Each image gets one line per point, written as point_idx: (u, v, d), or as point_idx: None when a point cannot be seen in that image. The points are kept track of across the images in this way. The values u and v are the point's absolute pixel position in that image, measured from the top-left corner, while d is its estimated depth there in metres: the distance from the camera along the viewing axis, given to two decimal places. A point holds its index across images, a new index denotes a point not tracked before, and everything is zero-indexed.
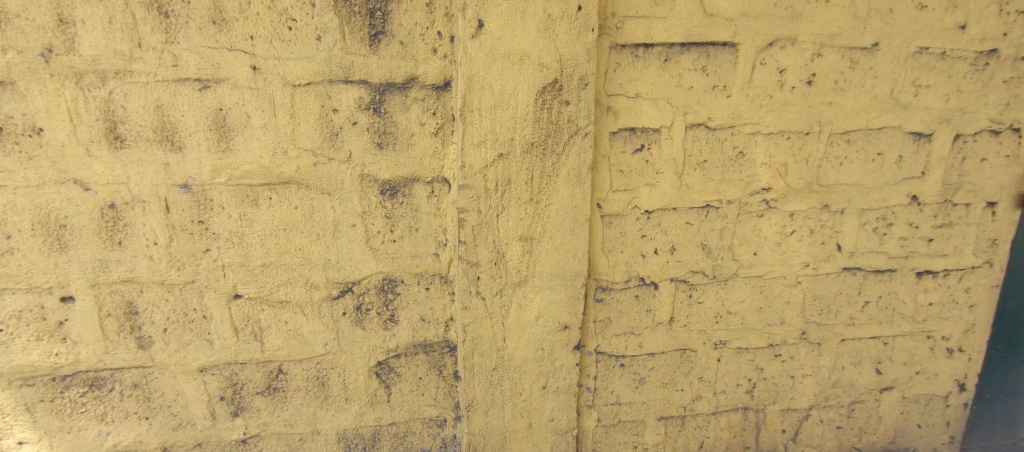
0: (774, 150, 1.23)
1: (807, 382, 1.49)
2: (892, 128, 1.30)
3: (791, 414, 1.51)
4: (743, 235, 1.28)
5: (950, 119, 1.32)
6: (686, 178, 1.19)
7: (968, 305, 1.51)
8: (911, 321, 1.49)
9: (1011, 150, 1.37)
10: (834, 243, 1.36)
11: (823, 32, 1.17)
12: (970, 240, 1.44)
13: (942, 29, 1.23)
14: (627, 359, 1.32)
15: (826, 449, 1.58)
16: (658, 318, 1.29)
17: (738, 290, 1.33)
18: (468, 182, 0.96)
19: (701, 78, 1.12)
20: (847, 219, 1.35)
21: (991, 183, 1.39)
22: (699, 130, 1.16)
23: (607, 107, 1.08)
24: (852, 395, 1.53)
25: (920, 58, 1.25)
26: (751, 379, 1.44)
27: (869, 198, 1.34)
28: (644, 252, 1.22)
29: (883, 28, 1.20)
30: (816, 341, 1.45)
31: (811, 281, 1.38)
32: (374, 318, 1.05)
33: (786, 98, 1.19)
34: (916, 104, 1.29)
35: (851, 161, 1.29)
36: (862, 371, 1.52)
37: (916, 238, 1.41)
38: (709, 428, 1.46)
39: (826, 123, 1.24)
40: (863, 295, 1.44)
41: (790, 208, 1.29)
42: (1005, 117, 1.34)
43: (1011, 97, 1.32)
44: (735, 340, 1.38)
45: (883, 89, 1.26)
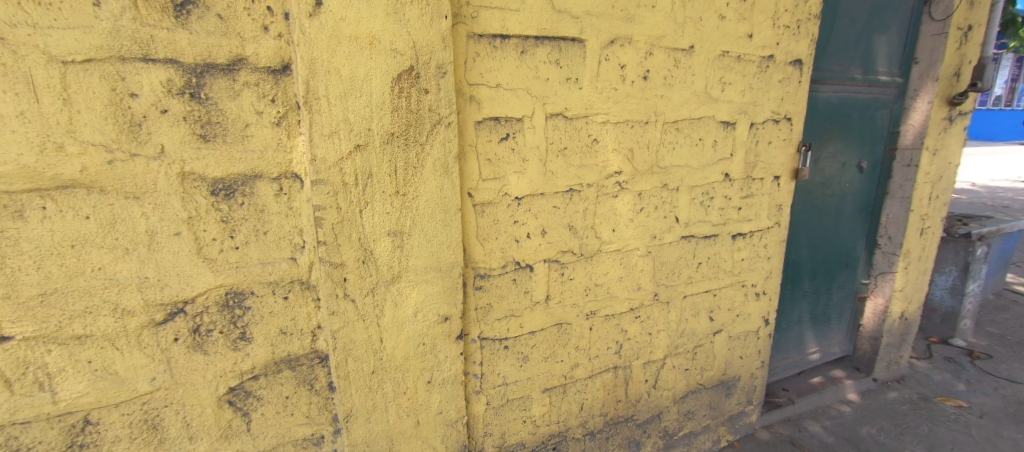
0: (622, 137, 1.39)
1: (661, 336, 1.75)
2: (707, 118, 1.56)
3: (651, 365, 1.76)
4: (602, 215, 1.43)
5: (746, 111, 1.65)
6: (549, 165, 1.27)
7: (766, 257, 1.92)
8: (730, 275, 1.85)
9: (786, 135, 1.78)
10: (673, 216, 1.61)
11: (652, 34, 1.35)
12: (765, 207, 1.83)
13: (736, 37, 1.54)
14: (511, 340, 1.37)
15: (678, 389, 1.88)
16: (535, 297, 1.38)
17: (603, 264, 1.49)
18: (323, 177, 0.90)
19: (556, 70, 1.20)
20: (681, 195, 1.60)
21: (775, 160, 1.79)
22: (558, 119, 1.24)
23: (469, 96, 1.10)
24: (694, 341, 1.85)
25: (723, 60, 1.53)
26: (618, 342, 1.63)
27: (696, 177, 1.61)
28: (517, 237, 1.28)
29: (695, 33, 1.44)
30: (665, 301, 1.70)
31: (658, 250, 1.61)
32: (219, 339, 0.91)
33: (628, 91, 1.35)
34: (723, 98, 1.58)
35: (681, 146, 1.53)
36: (700, 320, 1.83)
37: (729, 207, 1.74)
38: (587, 391, 1.61)
39: (660, 113, 1.45)
40: (696, 257, 1.73)
41: (638, 188, 1.48)
42: (782, 109, 1.73)
43: (783, 93, 1.71)
44: (603, 309, 1.54)
45: (700, 85, 1.51)
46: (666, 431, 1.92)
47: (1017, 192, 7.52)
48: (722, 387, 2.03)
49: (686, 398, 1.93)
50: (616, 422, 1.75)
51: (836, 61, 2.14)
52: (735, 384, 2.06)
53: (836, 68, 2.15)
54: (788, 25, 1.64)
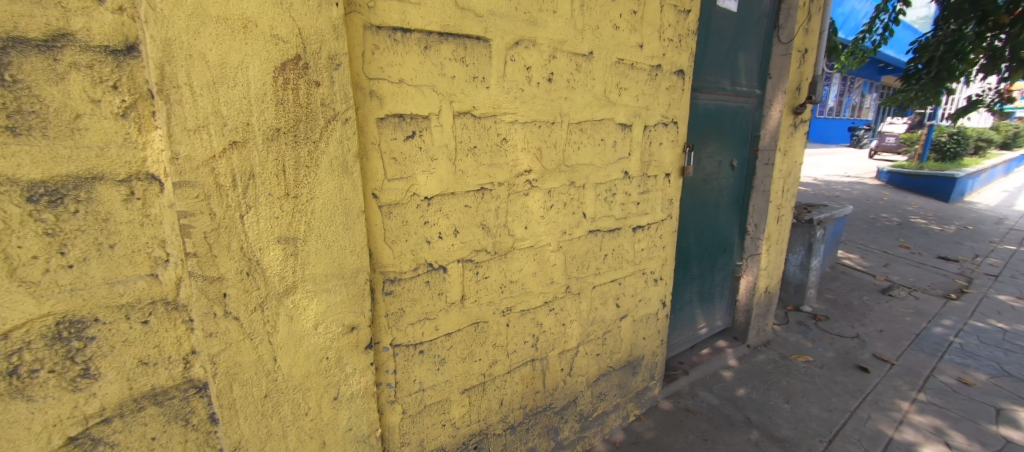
0: (530, 136, 1.42)
1: (574, 326, 1.83)
2: (607, 120, 1.68)
3: (566, 354, 1.84)
4: (515, 212, 1.45)
5: (640, 114, 1.80)
6: (459, 164, 1.25)
7: (661, 246, 2.12)
8: (632, 264, 2.01)
9: (674, 136, 1.99)
10: (580, 211, 1.69)
11: (555, 38, 1.40)
12: (659, 201, 2.02)
13: (629, 46, 1.67)
14: (426, 345, 1.33)
15: (591, 374, 2.00)
16: (450, 298, 1.35)
17: (516, 260, 1.51)
18: (190, 179, 0.78)
19: (462, 68, 1.19)
20: (587, 192, 1.69)
21: (666, 159, 1.99)
22: (466, 118, 1.23)
23: (369, 91, 1.03)
24: (604, 327, 1.98)
25: (619, 66, 1.66)
26: (534, 335, 1.67)
27: (599, 174, 1.72)
28: (429, 238, 1.24)
29: (594, 40, 1.53)
30: (577, 292, 1.79)
31: (568, 245, 1.69)
32: (51, 379, 0.73)
33: (534, 92, 1.39)
34: (620, 101, 1.70)
35: (585, 145, 1.62)
36: (608, 307, 1.96)
37: (629, 203, 1.89)
38: (507, 386, 1.63)
39: (565, 114, 1.51)
40: (603, 249, 1.85)
41: (547, 186, 1.54)
42: (670, 113, 1.93)
43: (670, 99, 1.91)
44: (519, 304, 1.57)
45: (599, 88, 1.61)
46: (582, 414, 2.03)
47: (844, 185, 9.32)
48: (629, 367, 2.20)
49: (598, 381, 2.06)
50: (535, 412, 1.80)
51: (711, 73, 2.44)
52: (640, 363, 2.25)
53: (710, 78, 2.45)
54: (672, 38, 1.83)
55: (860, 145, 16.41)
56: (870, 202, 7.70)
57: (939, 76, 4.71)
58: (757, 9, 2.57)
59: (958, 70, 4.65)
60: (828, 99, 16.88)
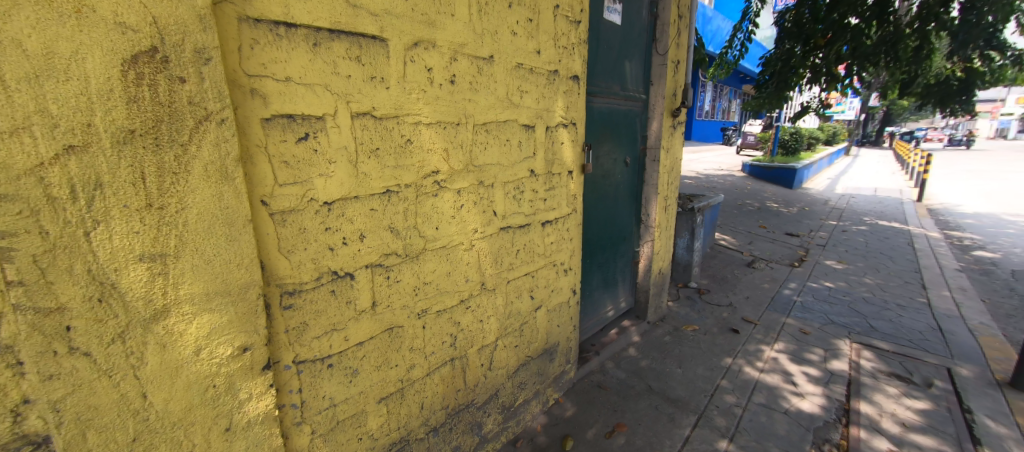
0: (436, 137, 1.41)
1: (492, 321, 1.88)
2: (511, 121, 1.75)
3: (485, 349, 1.88)
4: (423, 214, 1.43)
5: (541, 116, 1.90)
6: (361, 166, 1.20)
7: (569, 239, 2.26)
8: (543, 257, 2.11)
9: (574, 136, 2.13)
10: (490, 210, 1.74)
11: (455, 41, 1.42)
12: (563, 197, 2.16)
13: (526, 52, 1.76)
14: (335, 358, 1.25)
15: (509, 366, 2.06)
16: (359, 307, 1.29)
17: (429, 262, 1.50)
18: (8, 193, 0.65)
19: (358, 67, 1.14)
20: (495, 190, 1.74)
21: (567, 157, 2.12)
22: (366, 119, 1.18)
23: (249, 89, 0.95)
24: (520, 319, 2.05)
25: (518, 70, 1.74)
26: (452, 335, 1.67)
27: (506, 173, 1.78)
28: (331, 245, 1.17)
29: (493, 45, 1.59)
30: (492, 287, 1.83)
31: (480, 243, 1.72)
32: None
33: (436, 93, 1.39)
34: (521, 104, 1.78)
35: (491, 146, 1.67)
36: (523, 299, 2.04)
37: (537, 199, 1.98)
38: (426, 389, 1.61)
39: (470, 116, 1.54)
40: (515, 245, 1.92)
41: (456, 186, 1.55)
42: (569, 115, 2.07)
43: (568, 102, 2.05)
44: (434, 305, 1.56)
45: (501, 91, 1.67)
46: (504, 406, 2.08)
47: (720, 177, 10.80)
48: (546, 354, 2.31)
49: (517, 372, 2.13)
50: (458, 410, 1.80)
51: (602, 79, 2.66)
52: (555, 349, 2.38)
53: (602, 83, 2.67)
54: (566, 46, 1.97)
55: (728, 143, 19.11)
56: (739, 191, 9.05)
57: (779, 86, 5.72)
58: (637, 23, 2.87)
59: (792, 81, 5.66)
60: (702, 103, 19.32)
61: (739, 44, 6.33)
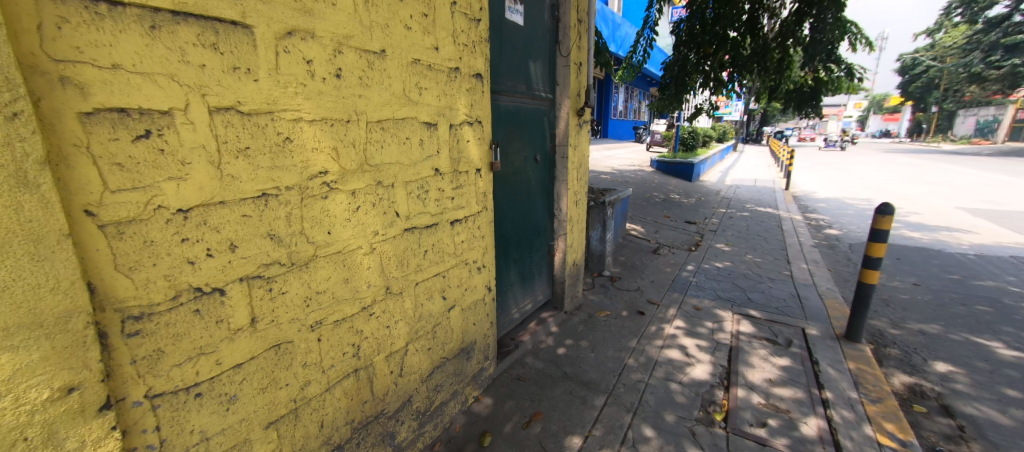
0: (321, 136, 1.31)
1: (401, 325, 1.81)
2: (409, 118, 1.69)
3: (394, 356, 1.80)
4: (312, 218, 1.32)
5: (443, 113, 1.87)
6: (226, 167, 1.06)
7: (480, 236, 2.26)
8: (454, 256, 2.08)
9: (480, 135, 2.13)
10: (392, 211, 1.67)
11: (338, 32, 1.33)
12: (472, 195, 2.14)
13: (423, 48, 1.72)
14: (205, 385, 1.11)
15: (423, 369, 2.00)
16: (234, 325, 1.15)
17: (321, 269, 1.39)
18: None
19: (215, 56, 1.01)
20: (396, 190, 1.67)
21: (474, 156, 2.11)
22: (229, 114, 1.05)
23: (59, 77, 0.79)
24: (432, 321, 2.00)
25: (415, 67, 1.69)
26: (355, 344, 1.57)
27: (407, 172, 1.72)
28: (191, 257, 1.03)
29: (384, 39, 1.52)
30: (398, 291, 1.76)
31: (382, 245, 1.64)
32: None
33: (319, 87, 1.29)
34: (421, 101, 1.74)
35: (388, 144, 1.60)
36: (434, 301, 2.00)
37: (444, 198, 1.95)
38: (326, 406, 1.49)
39: (361, 113, 1.46)
40: (423, 246, 1.87)
41: (349, 187, 1.45)
42: (473, 113, 2.06)
43: (471, 100, 2.04)
44: (330, 315, 1.44)
45: (396, 88, 1.61)
46: (419, 411, 2.03)
47: (632, 172, 11.66)
48: (462, 353, 2.29)
49: (432, 374, 2.08)
50: (366, 423, 1.71)
51: (508, 78, 2.70)
52: (472, 348, 2.37)
53: (508, 82, 2.70)
54: (466, 44, 1.96)
55: (639, 140, 20.66)
56: (648, 184, 9.86)
57: (678, 89, 6.33)
58: (540, 24, 2.96)
59: (688, 85, 6.29)
60: (616, 103, 20.55)
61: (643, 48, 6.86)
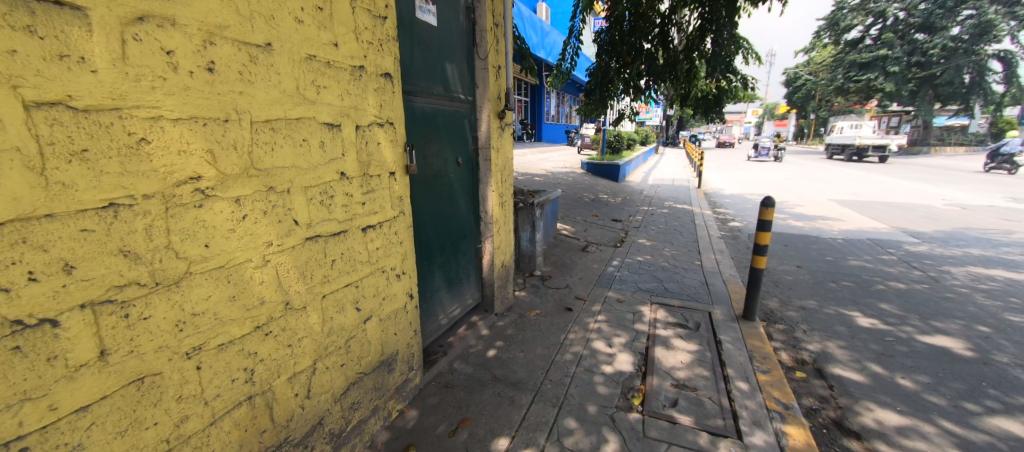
0: (191, 137, 1.17)
1: (306, 342, 1.67)
2: (306, 118, 1.57)
3: (299, 377, 1.66)
4: (181, 231, 1.17)
5: (347, 114, 1.76)
6: (53, 174, 0.92)
7: (398, 243, 2.16)
8: (367, 264, 1.96)
9: (392, 137, 2.04)
10: (289, 219, 1.53)
11: (207, 20, 1.19)
12: (386, 199, 2.04)
13: (320, 43, 1.60)
14: (33, 436, 0.94)
15: (336, 388, 1.86)
16: (75, 361, 0.99)
17: (199, 287, 1.23)
18: None
19: (31, 41, 0.87)
20: (293, 197, 1.54)
21: (386, 159, 2.01)
22: (55, 110, 0.91)
23: None
24: (345, 335, 1.87)
25: (311, 63, 1.57)
26: (247, 369, 1.42)
27: (306, 177, 1.58)
28: (6, 283, 0.86)
29: (269, 31, 1.39)
30: (300, 306, 1.62)
31: (278, 257, 1.50)
32: None
33: (185, 82, 1.15)
34: (319, 100, 1.62)
35: (280, 146, 1.46)
36: (346, 314, 1.87)
37: (353, 204, 1.83)
38: (211, 441, 1.33)
39: (243, 111, 1.32)
40: (329, 255, 1.73)
41: (232, 194, 1.31)
42: (383, 115, 1.96)
43: (380, 100, 1.94)
44: (213, 339, 1.29)
45: (288, 85, 1.48)
46: (333, 434, 1.88)
47: (564, 173, 12.07)
48: (383, 366, 2.17)
49: (348, 392, 1.95)
50: None
51: (423, 79, 2.62)
52: (394, 359, 2.26)
53: (423, 84, 2.63)
54: (371, 41, 1.86)
55: (570, 143, 21.45)
56: (579, 185, 10.27)
57: (603, 96, 6.70)
58: (455, 26, 2.92)
59: (612, 92, 6.68)
60: (548, 107, 21.10)
61: (570, 55, 7.13)
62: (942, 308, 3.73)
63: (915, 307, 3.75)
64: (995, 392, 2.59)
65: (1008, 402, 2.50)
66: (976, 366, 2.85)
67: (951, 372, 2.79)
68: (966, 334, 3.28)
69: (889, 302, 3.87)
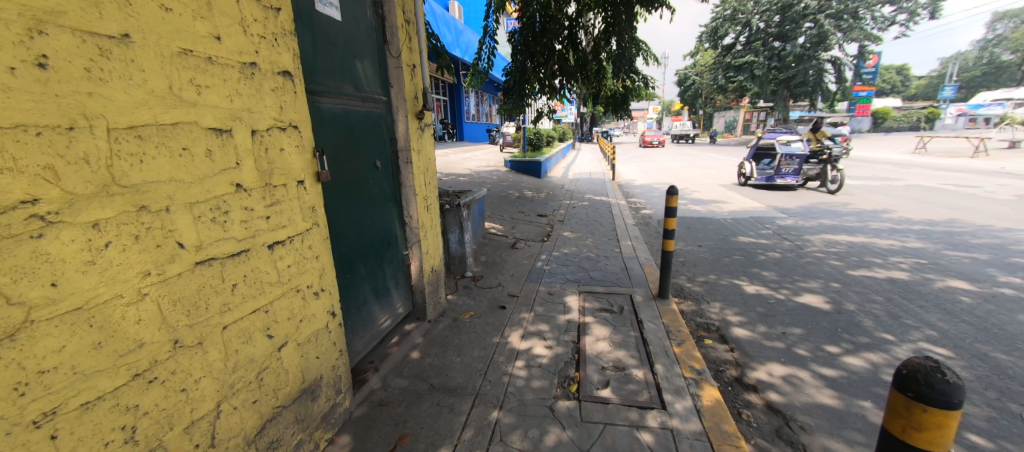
0: (18, 152, 0.96)
1: (205, 383, 1.44)
2: (186, 123, 1.34)
3: (200, 424, 1.43)
4: (13, 269, 0.96)
5: (239, 116, 1.54)
6: None
7: (314, 257, 1.96)
8: (278, 285, 1.75)
9: (297, 141, 1.84)
10: (172, 242, 1.30)
11: (31, 4, 0.97)
12: (296, 211, 1.83)
13: (197, 35, 1.38)
14: None
15: (249, 429, 1.64)
16: None
17: (46, 337, 1.02)
18: None
19: None
20: (175, 216, 1.31)
21: (292, 166, 1.81)
22: None
23: None
24: (255, 367, 1.65)
25: (188, 59, 1.34)
26: (126, 424, 1.20)
27: (191, 192, 1.36)
28: None
29: (125, 20, 1.16)
30: (195, 343, 1.39)
31: (159, 289, 1.27)
32: None
33: (3, 81, 0.93)
34: (202, 103, 1.39)
35: (152, 157, 1.24)
36: (256, 344, 1.65)
37: (254, 219, 1.61)
38: None
39: (96, 117, 1.10)
40: (228, 280, 1.51)
41: (86, 218, 1.08)
42: (284, 117, 1.76)
43: (279, 101, 1.73)
44: (72, 396, 1.08)
45: (158, 84, 1.25)
46: None
47: (488, 172, 12.09)
48: (305, 395, 1.96)
49: (265, 430, 1.73)
50: None
51: (329, 77, 2.41)
52: (318, 386, 2.05)
53: (329, 83, 2.41)
54: (262, 35, 1.65)
55: (492, 142, 21.56)
56: (504, 183, 10.34)
57: (520, 94, 6.65)
58: (362, 22, 2.73)
59: (529, 91, 6.68)
60: (467, 107, 21.00)
61: (485, 55, 7.07)
62: (807, 271, 4.37)
63: (789, 272, 4.35)
64: (849, 335, 3.08)
65: (858, 342, 2.98)
66: (834, 316, 3.37)
67: (820, 323, 3.26)
68: (825, 290, 3.87)
69: (769, 270, 4.44)
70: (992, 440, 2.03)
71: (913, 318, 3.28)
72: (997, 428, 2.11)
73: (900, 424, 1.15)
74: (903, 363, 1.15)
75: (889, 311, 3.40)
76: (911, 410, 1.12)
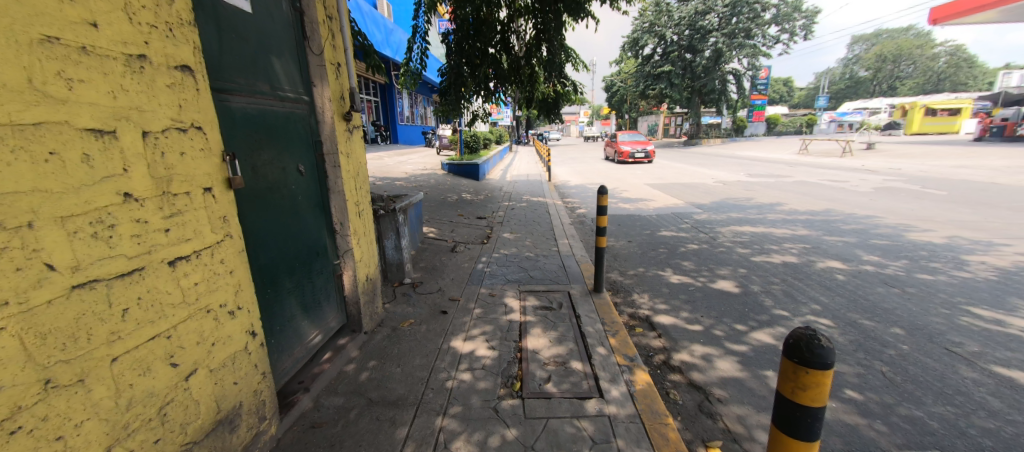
0: None
1: (89, 426, 1.24)
2: (54, 124, 1.15)
3: None
4: None
5: (125, 115, 1.34)
6: None
7: (227, 273, 1.76)
8: (184, 306, 1.55)
9: (202, 144, 1.64)
10: (38, 263, 1.11)
11: None
12: (203, 221, 1.63)
13: (66, 21, 1.18)
14: None
15: None
16: None
17: None
18: None
19: None
20: (42, 232, 1.11)
21: (197, 172, 1.61)
22: None
23: None
24: (157, 401, 1.45)
25: (54, 48, 1.15)
26: None
27: (63, 204, 1.16)
28: None
29: None
30: (74, 381, 1.19)
31: (22, 320, 1.07)
32: None
33: None
34: (75, 99, 1.20)
35: (6, 164, 1.04)
36: (157, 374, 1.45)
37: (150, 232, 1.42)
38: None
39: None
40: (118, 304, 1.31)
41: None
42: (184, 117, 1.56)
43: (177, 99, 1.54)
44: None
45: (13, 78, 1.06)
46: None
47: (425, 175, 11.82)
48: (222, 426, 1.76)
49: None
50: None
51: (240, 75, 2.19)
52: (237, 414, 1.85)
53: (240, 80, 2.19)
54: (154, 24, 1.45)
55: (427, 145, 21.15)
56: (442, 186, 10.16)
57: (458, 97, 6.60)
58: (278, 15, 2.52)
59: (467, 94, 6.65)
60: (401, 109, 20.43)
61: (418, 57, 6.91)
62: (720, 259, 4.79)
63: (706, 261, 4.74)
64: (756, 314, 3.42)
65: (762, 320, 3.32)
66: (742, 298, 3.73)
67: (733, 306, 3.59)
68: (735, 275, 4.27)
69: (689, 260, 4.81)
70: (863, 393, 2.36)
71: (804, 295, 3.73)
72: (865, 382, 2.46)
73: (788, 386, 1.24)
74: (790, 333, 1.24)
75: (786, 291, 3.84)
76: (796, 373, 1.22)
